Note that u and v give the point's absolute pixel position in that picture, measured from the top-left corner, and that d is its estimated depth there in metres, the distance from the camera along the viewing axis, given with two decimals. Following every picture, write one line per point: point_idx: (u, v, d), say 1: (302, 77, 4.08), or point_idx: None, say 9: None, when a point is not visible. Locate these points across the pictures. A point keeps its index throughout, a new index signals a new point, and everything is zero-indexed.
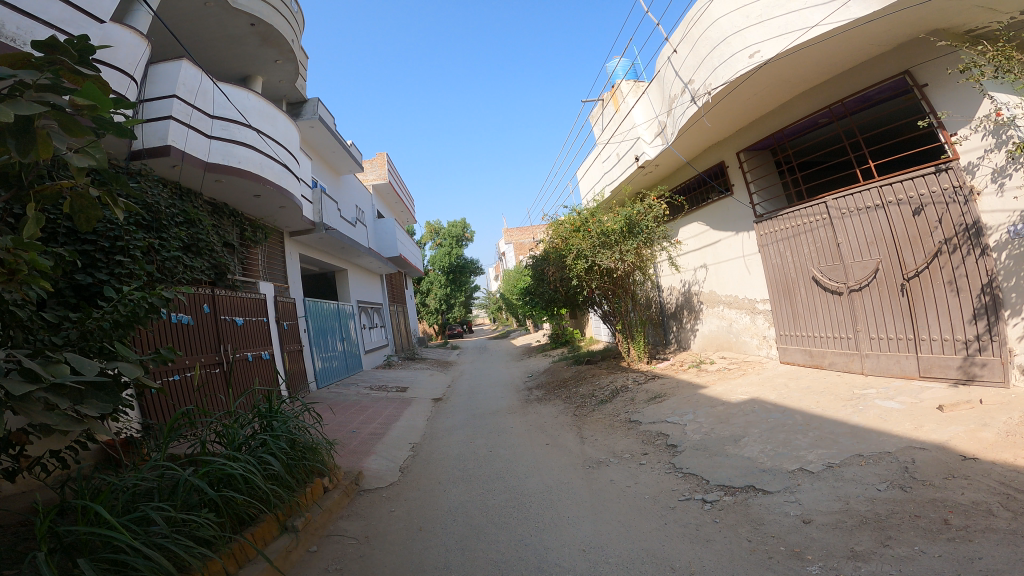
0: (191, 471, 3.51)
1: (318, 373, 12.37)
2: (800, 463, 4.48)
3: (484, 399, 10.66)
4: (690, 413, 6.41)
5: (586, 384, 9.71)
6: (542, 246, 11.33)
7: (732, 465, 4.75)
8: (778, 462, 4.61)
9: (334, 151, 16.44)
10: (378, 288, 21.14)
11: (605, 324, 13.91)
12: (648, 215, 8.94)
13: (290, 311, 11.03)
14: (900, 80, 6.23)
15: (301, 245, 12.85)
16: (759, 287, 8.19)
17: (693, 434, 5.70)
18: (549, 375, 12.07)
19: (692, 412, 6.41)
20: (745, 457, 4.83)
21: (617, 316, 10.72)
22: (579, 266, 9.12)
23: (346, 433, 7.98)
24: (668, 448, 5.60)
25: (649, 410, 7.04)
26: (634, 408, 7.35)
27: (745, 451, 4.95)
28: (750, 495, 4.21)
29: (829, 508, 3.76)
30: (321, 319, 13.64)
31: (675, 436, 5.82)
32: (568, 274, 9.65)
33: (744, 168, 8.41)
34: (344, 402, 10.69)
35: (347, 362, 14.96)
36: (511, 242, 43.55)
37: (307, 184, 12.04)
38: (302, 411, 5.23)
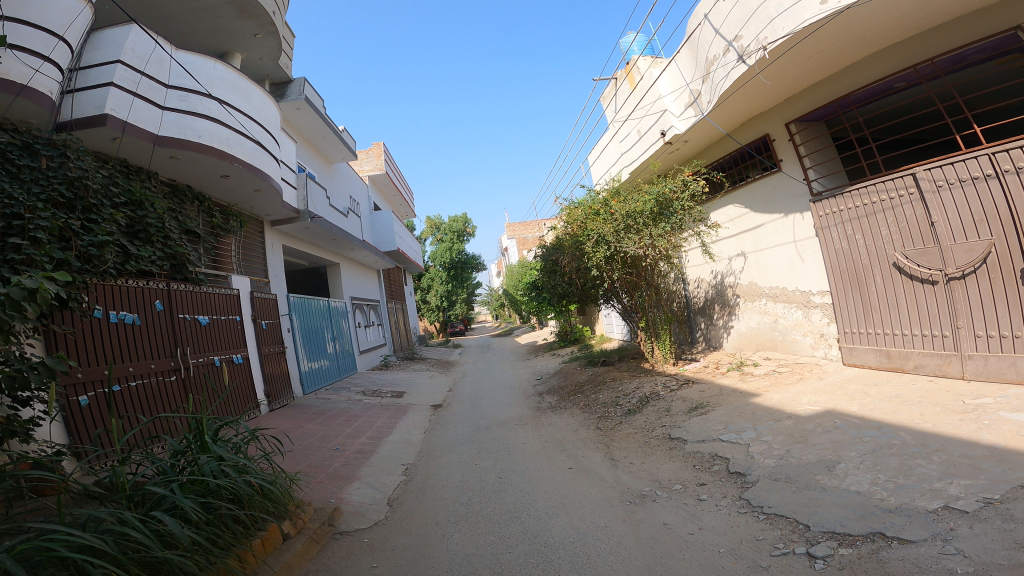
0: (10, 548, 2.25)
1: (305, 378, 11.14)
2: (943, 499, 3.28)
3: (490, 406, 9.43)
4: (749, 428, 5.18)
5: (606, 390, 8.46)
6: (554, 234, 10.06)
7: (836, 503, 3.55)
8: (905, 499, 3.41)
9: (324, 137, 15.22)
10: (375, 284, 19.87)
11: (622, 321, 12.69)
12: (683, 194, 7.63)
13: (269, 308, 9.77)
14: (1009, 37, 5.19)
15: (285, 236, 11.58)
16: (816, 277, 6.92)
17: (763, 459, 4.47)
18: (561, 378, 10.79)
19: (752, 428, 5.17)
20: (852, 492, 3.62)
21: (639, 311, 9.46)
22: (601, 255, 7.87)
23: (329, 451, 6.76)
24: (734, 477, 4.37)
25: (694, 424, 5.80)
26: (672, 422, 6.11)
27: (848, 485, 3.73)
28: (880, 546, 3.01)
29: (1013, 562, 2.59)
30: (310, 317, 12.37)
31: (739, 461, 4.58)
32: (586, 264, 8.41)
33: (796, 140, 7.15)
34: (331, 411, 9.47)
35: (339, 364, 13.71)
36: (514, 237, 42.23)
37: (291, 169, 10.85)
38: (246, 442, 3.95)
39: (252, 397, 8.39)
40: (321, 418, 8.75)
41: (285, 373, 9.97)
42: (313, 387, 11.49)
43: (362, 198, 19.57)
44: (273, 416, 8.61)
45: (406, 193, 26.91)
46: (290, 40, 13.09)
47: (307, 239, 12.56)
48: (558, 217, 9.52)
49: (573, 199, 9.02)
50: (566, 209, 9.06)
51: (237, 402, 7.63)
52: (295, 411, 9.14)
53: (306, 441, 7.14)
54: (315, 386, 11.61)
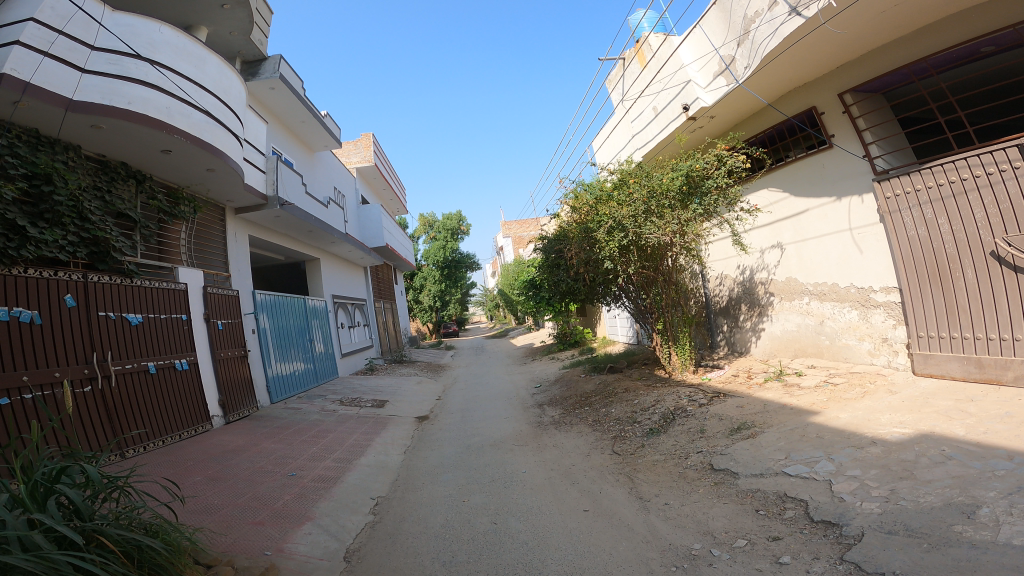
0: None
1: (275, 385, 9.88)
2: None
3: (484, 419, 8.20)
4: (824, 459, 4.12)
5: (618, 402, 7.27)
6: (558, 223, 8.84)
7: (998, 566, 2.52)
8: None
9: (305, 123, 13.97)
10: (362, 282, 18.58)
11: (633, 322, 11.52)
12: (717, 172, 6.40)
13: (229, 306, 8.52)
14: None
15: (255, 227, 10.35)
16: (878, 270, 5.81)
17: (866, 506, 3.37)
18: (564, 386, 9.56)
19: (828, 459, 4.11)
20: (1020, 548, 2.61)
21: (655, 312, 8.26)
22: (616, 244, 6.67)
23: (286, 479, 5.55)
24: (824, 529, 3.26)
25: (742, 453, 4.65)
26: (712, 448, 4.94)
27: (1008, 539, 2.72)
28: None
29: None
30: (283, 317, 11.09)
31: (827, 508, 3.47)
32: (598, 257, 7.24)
33: (852, 112, 6.05)
34: (301, 423, 8.22)
35: (318, 368, 12.42)
36: (510, 236, 40.94)
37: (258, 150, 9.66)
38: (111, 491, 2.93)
39: (201, 409, 7.20)
40: (287, 432, 7.51)
41: (248, 379, 8.72)
42: (285, 394, 10.22)
43: (348, 191, 18.34)
44: (229, 430, 7.36)
45: (398, 188, 25.69)
46: (265, 13, 11.80)
47: (282, 231, 11.33)
48: (565, 201, 8.29)
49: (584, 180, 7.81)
50: (575, 191, 7.83)
51: (166, 412, 6.52)
52: (257, 425, 7.88)
53: (262, 464, 5.93)
54: (287, 393, 10.35)
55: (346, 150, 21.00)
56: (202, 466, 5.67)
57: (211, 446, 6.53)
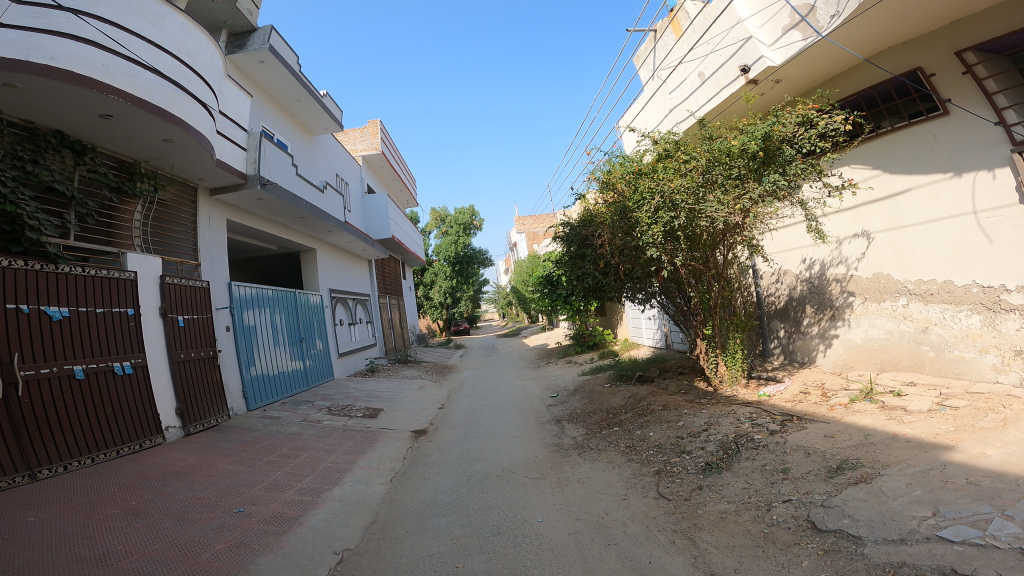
0: None
1: (255, 389, 8.69)
2: None
3: (492, 438, 6.91)
4: (1000, 518, 2.85)
5: (657, 423, 5.94)
6: (583, 207, 7.47)
7: None
8: None
9: (303, 102, 12.78)
10: (366, 276, 17.38)
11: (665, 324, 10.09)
12: (800, 138, 4.92)
13: (196, 299, 7.36)
14: None
15: (239, 212, 9.22)
16: (1013, 264, 4.61)
17: None
18: (586, 397, 8.21)
19: (1006, 517, 2.85)
20: None
21: (702, 313, 6.86)
22: (656, 233, 5.36)
23: (229, 518, 4.33)
24: None
25: (857, 509, 3.29)
26: (808, 496, 3.62)
27: None
28: None
29: None
30: (269, 311, 9.87)
31: None
32: (637, 246, 5.96)
33: (976, 73, 4.90)
34: (275, 436, 6.99)
35: (309, 369, 11.15)
36: (524, 231, 39.62)
37: (236, 126, 8.53)
38: None
39: (148, 420, 6.05)
40: (255, 450, 6.29)
41: (220, 384, 7.56)
42: (267, 400, 9.03)
43: (353, 179, 17.19)
44: (184, 446, 6.15)
45: (407, 179, 24.50)
46: None
47: (271, 218, 10.22)
48: (594, 177, 6.88)
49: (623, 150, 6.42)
50: (612, 163, 6.44)
51: (98, 428, 5.36)
52: (220, 438, 6.66)
53: (206, 497, 4.73)
54: (271, 398, 9.16)
55: (351, 138, 19.73)
56: (128, 500, 4.47)
57: (152, 468, 5.33)
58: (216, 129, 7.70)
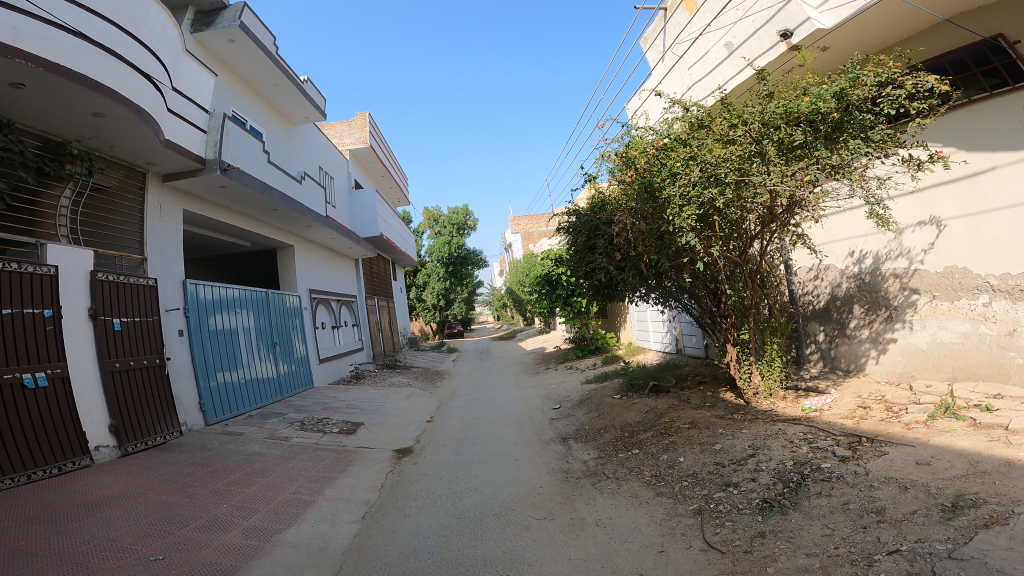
0: None
1: (216, 400, 7.62)
2: None
3: (489, 460, 5.94)
4: None
5: (686, 444, 5.02)
6: (593, 194, 6.54)
7: None
8: None
9: (281, 89, 11.75)
10: (353, 277, 16.32)
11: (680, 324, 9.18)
12: (889, 100, 4.03)
13: (138, 299, 6.36)
14: None
15: (200, 202, 8.19)
16: None
17: None
18: (594, 409, 7.20)
19: None
20: None
21: (736, 318, 5.94)
22: (693, 212, 4.47)
23: (140, 568, 3.36)
24: None
25: (1006, 562, 2.47)
26: (928, 540, 2.83)
27: None
28: None
29: None
30: (237, 313, 8.80)
31: None
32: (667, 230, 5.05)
33: None
34: (233, 458, 5.95)
35: (285, 377, 10.07)
36: (519, 232, 38.62)
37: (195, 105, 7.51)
38: None
39: (71, 439, 5.04)
40: (203, 477, 5.27)
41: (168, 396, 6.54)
42: (232, 412, 7.96)
43: (339, 174, 16.16)
44: (114, 471, 5.11)
45: (399, 176, 23.58)
46: None
47: (242, 210, 9.21)
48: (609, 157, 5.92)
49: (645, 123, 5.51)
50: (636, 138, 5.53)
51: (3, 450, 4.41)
52: (161, 461, 5.62)
53: (118, 538, 3.74)
54: (237, 411, 8.09)
55: (338, 132, 18.67)
56: (17, 542, 3.50)
57: (64, 499, 4.30)
58: (167, 106, 6.70)
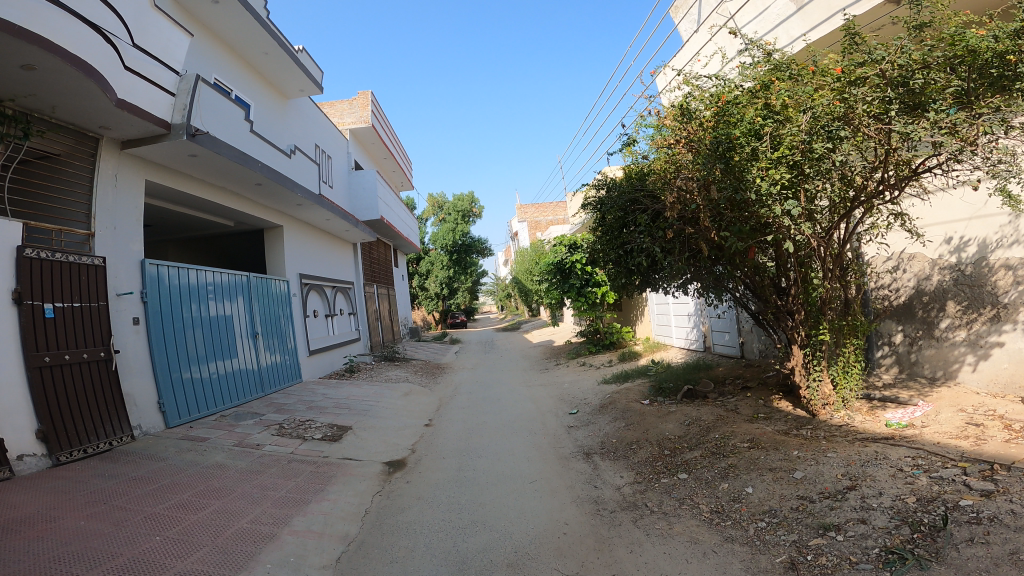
0: None
1: (177, 399, 6.56)
2: None
3: (498, 482, 4.89)
4: None
5: (752, 470, 3.96)
6: (631, 164, 5.45)
7: None
8: None
9: (280, 64, 10.15)
10: (351, 263, 15.26)
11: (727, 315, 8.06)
12: None
13: (81, 284, 5.38)
14: None
15: (174, 174, 7.06)
16: None
17: None
18: (620, 418, 6.13)
19: None
20: None
21: (809, 319, 4.85)
22: (784, 173, 3.86)
23: None
24: None
25: None
26: None
27: None
28: None
29: None
30: (213, 298, 7.72)
31: None
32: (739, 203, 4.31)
33: None
34: (187, 475, 4.94)
35: (269, 371, 9.03)
36: (526, 219, 37.45)
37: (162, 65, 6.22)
38: None
39: None
40: (142, 501, 4.28)
41: (111, 395, 5.52)
42: (198, 412, 6.91)
43: (340, 154, 14.92)
44: (26, 491, 4.13)
45: (402, 159, 22.43)
46: None
47: (223, 187, 8.06)
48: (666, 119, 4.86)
49: (714, 73, 4.59)
50: (701, 94, 4.62)
51: None
52: (95, 477, 4.64)
53: None
54: (205, 410, 7.04)
55: (338, 110, 17.25)
56: None
57: None
58: (124, 62, 5.55)
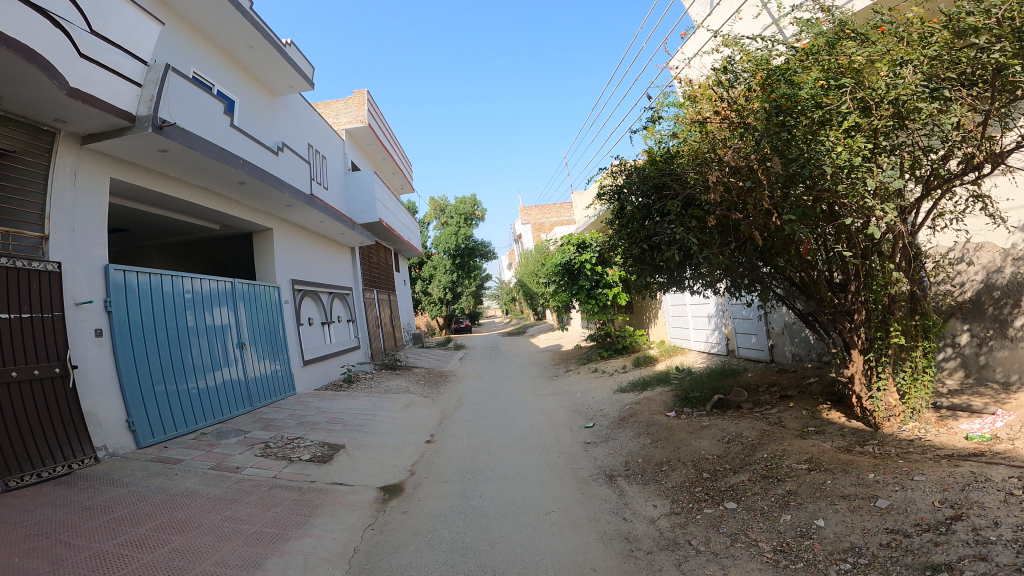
0: None
1: (149, 418, 5.90)
2: None
3: (509, 513, 4.19)
4: None
5: (820, 496, 3.30)
6: (658, 145, 4.78)
7: None
8: None
9: (267, 58, 9.55)
10: (349, 268, 14.65)
11: (762, 314, 7.37)
12: None
13: (32, 293, 4.75)
14: None
15: (144, 172, 6.45)
16: None
17: None
18: (645, 433, 5.45)
19: None
20: None
21: (874, 318, 4.22)
22: (866, 142, 3.46)
23: None
24: None
25: None
26: None
27: None
28: None
29: None
30: (195, 308, 7.09)
31: None
32: (793, 181, 3.73)
33: None
34: (149, 505, 4.28)
35: (259, 385, 8.38)
36: (530, 222, 36.83)
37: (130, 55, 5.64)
38: None
39: None
40: (91, 535, 3.63)
41: (67, 415, 4.87)
42: (175, 431, 6.25)
43: (336, 155, 14.34)
44: None
45: (402, 161, 21.87)
46: None
47: (201, 185, 7.42)
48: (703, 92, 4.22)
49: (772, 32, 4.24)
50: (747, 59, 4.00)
51: None
52: (42, 506, 4.00)
53: None
54: (183, 428, 6.38)
55: (334, 110, 16.72)
56: None
57: None
58: (77, 49, 4.93)
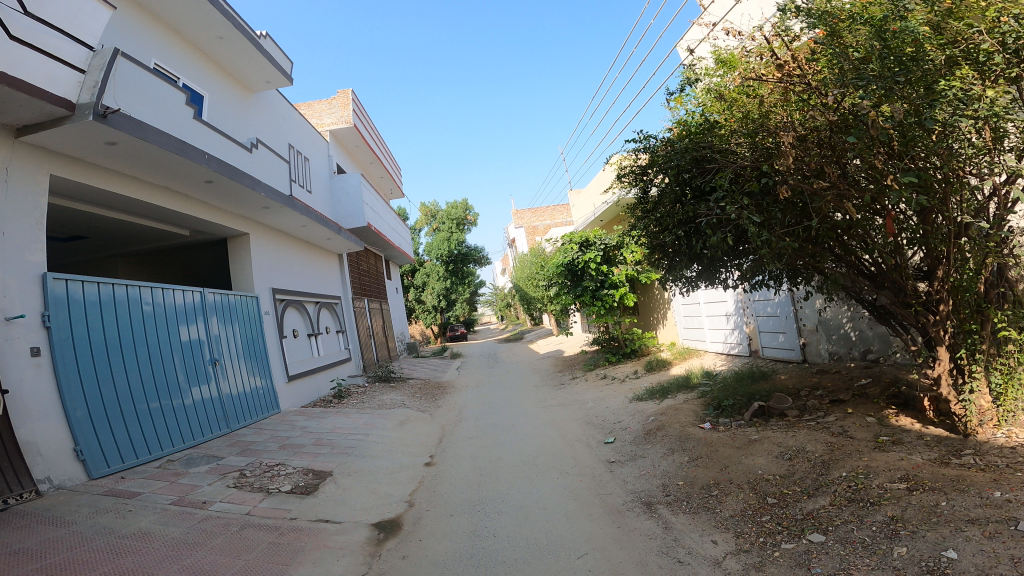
0: None
1: (102, 444, 5.06)
2: None
3: (534, 555, 3.44)
4: None
5: (937, 522, 2.67)
6: (697, 121, 4.19)
7: None
8: None
9: (239, 51, 8.77)
10: (336, 277, 13.85)
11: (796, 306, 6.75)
12: None
13: None
14: None
15: (92, 171, 5.67)
16: None
17: None
18: (679, 450, 4.72)
19: None
20: None
21: (967, 306, 3.66)
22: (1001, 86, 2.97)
23: None
24: None
25: None
26: None
27: None
28: None
29: None
30: (157, 323, 6.26)
31: None
32: (904, 147, 3.24)
33: None
34: (91, 550, 3.48)
35: (237, 404, 7.54)
36: (523, 225, 36.19)
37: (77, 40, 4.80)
38: None
39: None
40: None
41: None
42: (135, 459, 5.40)
43: (320, 156, 13.58)
44: None
45: (391, 164, 21.14)
46: None
47: (163, 184, 6.63)
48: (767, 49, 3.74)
49: None
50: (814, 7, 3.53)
51: None
52: None
53: None
54: (146, 456, 5.54)
55: (317, 110, 15.95)
56: None
57: None
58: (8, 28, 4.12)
